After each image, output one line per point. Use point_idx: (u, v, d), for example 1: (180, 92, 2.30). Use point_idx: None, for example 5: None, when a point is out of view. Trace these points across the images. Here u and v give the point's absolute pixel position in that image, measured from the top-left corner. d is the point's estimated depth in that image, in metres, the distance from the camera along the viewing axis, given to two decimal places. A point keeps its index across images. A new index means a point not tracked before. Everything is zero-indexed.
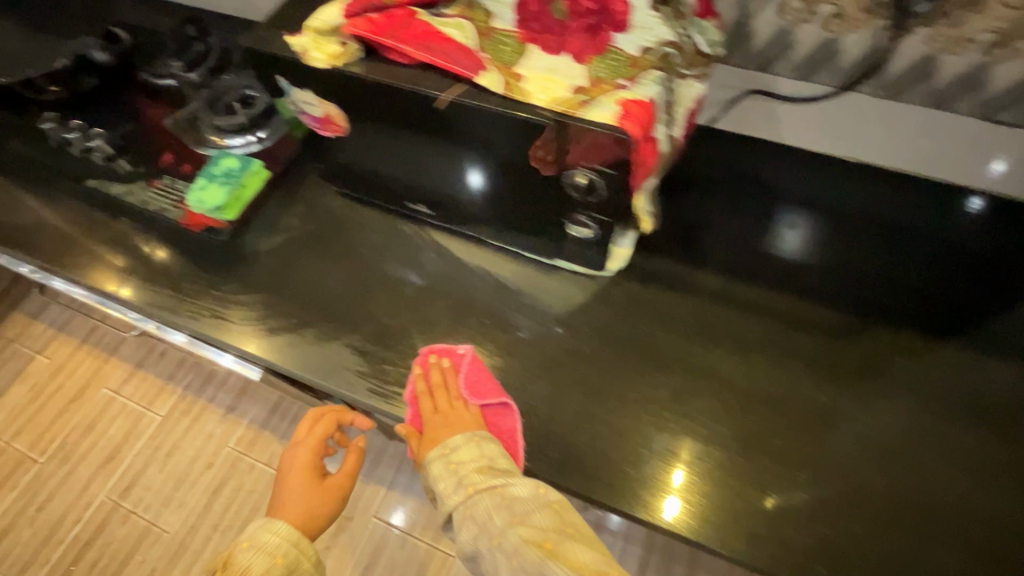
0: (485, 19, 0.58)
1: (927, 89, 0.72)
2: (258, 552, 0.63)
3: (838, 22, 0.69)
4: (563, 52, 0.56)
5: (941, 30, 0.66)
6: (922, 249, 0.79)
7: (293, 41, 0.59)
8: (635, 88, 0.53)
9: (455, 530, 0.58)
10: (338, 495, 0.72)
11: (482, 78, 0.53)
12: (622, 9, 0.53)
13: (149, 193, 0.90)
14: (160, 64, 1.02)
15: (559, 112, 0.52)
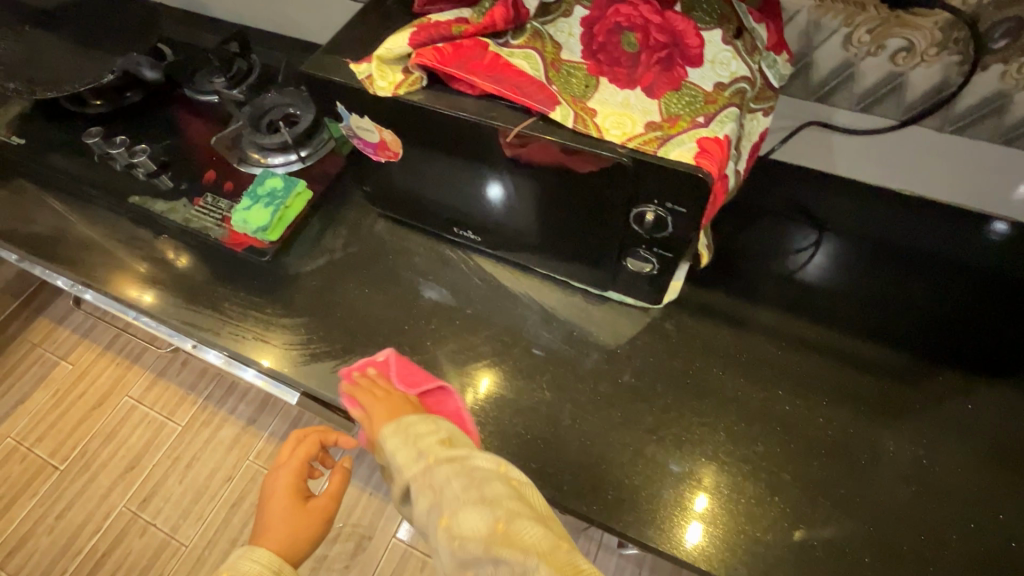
0: (555, 51, 0.56)
1: (995, 125, 0.69)
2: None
3: (905, 55, 0.67)
4: (635, 85, 0.54)
5: (1018, 67, 0.63)
6: (958, 280, 0.77)
7: (358, 70, 0.58)
8: (712, 127, 0.51)
9: (409, 500, 0.50)
10: (322, 518, 0.63)
11: (555, 111, 0.52)
12: (696, 43, 0.55)
13: (193, 211, 0.89)
14: (204, 81, 1.03)
15: (634, 150, 0.50)
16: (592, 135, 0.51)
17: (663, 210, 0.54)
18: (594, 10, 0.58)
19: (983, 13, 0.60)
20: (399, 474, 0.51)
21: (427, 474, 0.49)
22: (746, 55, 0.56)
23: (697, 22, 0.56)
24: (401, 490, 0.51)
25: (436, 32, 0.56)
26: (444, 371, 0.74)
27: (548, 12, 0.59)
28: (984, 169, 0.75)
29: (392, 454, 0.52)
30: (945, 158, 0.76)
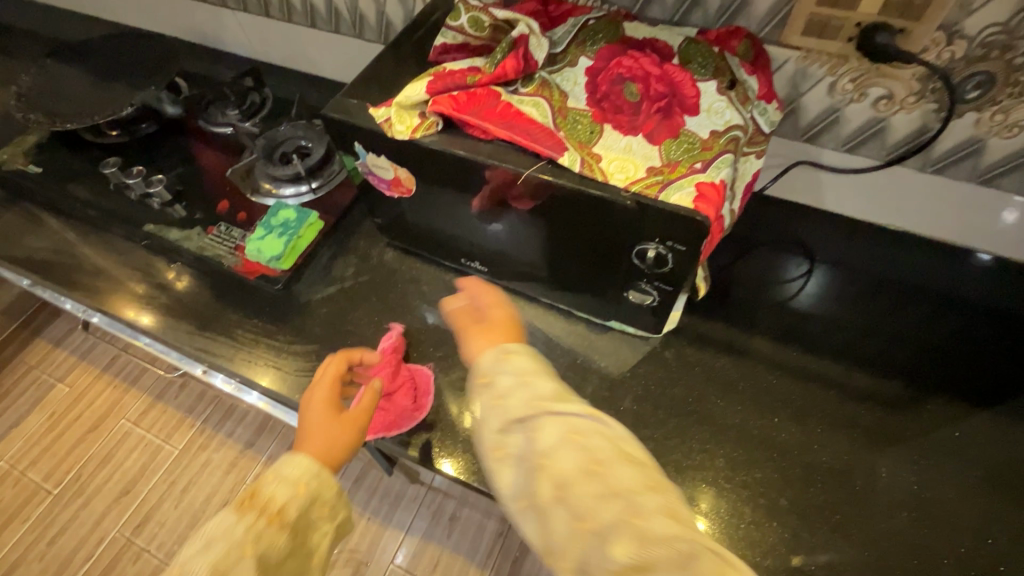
0: (562, 99, 0.60)
1: (972, 166, 0.74)
2: (282, 482, 0.57)
3: (886, 102, 0.72)
4: (637, 131, 0.58)
5: (990, 115, 0.68)
6: (942, 310, 0.81)
7: (376, 114, 0.62)
8: (709, 172, 0.55)
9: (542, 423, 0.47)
10: (356, 425, 0.64)
11: (563, 157, 0.56)
12: (692, 93, 0.59)
13: (206, 239, 0.92)
14: (218, 114, 1.07)
15: (636, 194, 0.54)
16: (598, 179, 0.55)
17: (663, 248, 0.58)
18: (598, 61, 0.62)
19: (955, 67, 0.65)
20: (544, 391, 0.49)
21: (599, 456, 0.44)
22: (739, 105, 0.60)
23: (693, 73, 0.60)
24: (542, 450, 0.46)
25: (452, 80, 0.60)
26: (452, 397, 0.76)
27: (556, 62, 0.63)
28: (964, 207, 0.79)
29: (547, 411, 0.47)
30: (926, 197, 0.80)
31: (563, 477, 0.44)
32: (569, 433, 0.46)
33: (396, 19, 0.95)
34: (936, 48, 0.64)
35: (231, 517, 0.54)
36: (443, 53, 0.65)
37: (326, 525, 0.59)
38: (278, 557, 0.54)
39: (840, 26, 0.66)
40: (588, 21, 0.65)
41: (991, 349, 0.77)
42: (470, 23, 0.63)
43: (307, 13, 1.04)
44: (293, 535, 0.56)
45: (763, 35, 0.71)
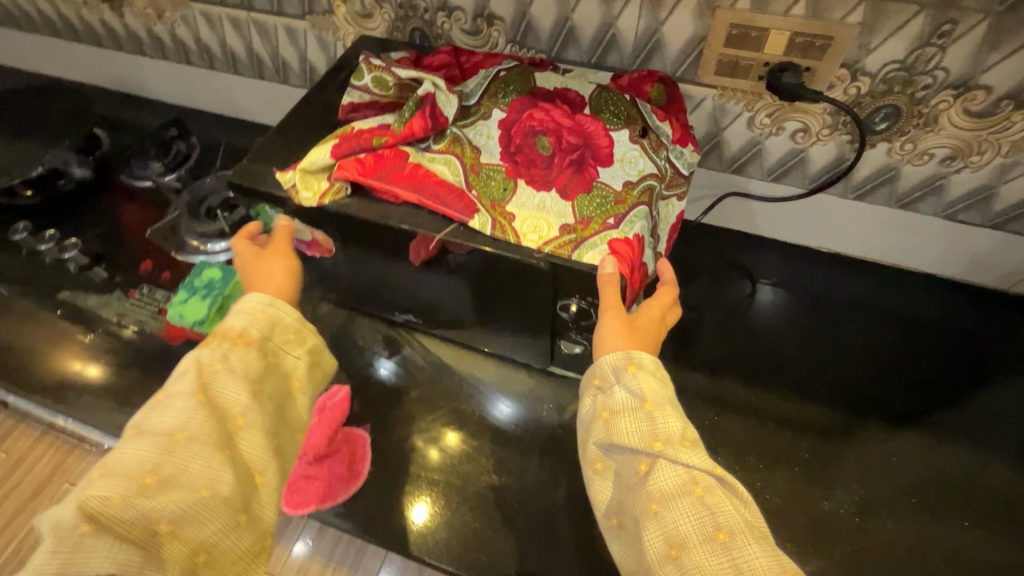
0: (474, 156, 0.59)
1: (890, 192, 0.75)
2: (239, 314, 0.55)
3: (803, 135, 0.73)
4: (551, 187, 0.57)
5: (900, 145, 0.69)
6: (890, 329, 0.82)
7: (281, 179, 0.59)
8: (622, 227, 0.55)
9: (658, 467, 0.46)
10: (284, 257, 0.60)
11: (472, 220, 0.55)
12: (605, 143, 0.59)
13: (127, 304, 0.88)
14: (139, 166, 1.02)
15: (549, 254, 0.54)
16: (509, 239, 0.55)
17: (585, 303, 0.58)
18: (509, 114, 0.61)
19: (862, 102, 0.66)
20: (667, 432, 0.48)
21: (723, 525, 0.43)
22: (653, 152, 0.60)
23: (605, 122, 0.60)
24: (655, 494, 0.45)
25: (358, 142, 0.58)
26: (391, 461, 0.73)
27: (468, 115, 0.62)
28: (889, 231, 0.81)
29: (667, 453, 0.47)
30: (852, 222, 0.82)
31: (678, 534, 0.43)
32: (688, 484, 0.45)
33: (318, 64, 0.93)
34: (842, 84, 0.65)
35: (197, 352, 0.53)
36: (353, 111, 0.64)
37: (297, 349, 0.57)
38: (256, 373, 0.53)
39: (749, 65, 0.66)
40: (499, 72, 0.64)
41: (930, 372, 0.78)
42: (375, 83, 0.62)
43: (228, 60, 1.01)
44: (265, 357, 0.54)
45: (678, 75, 0.71)
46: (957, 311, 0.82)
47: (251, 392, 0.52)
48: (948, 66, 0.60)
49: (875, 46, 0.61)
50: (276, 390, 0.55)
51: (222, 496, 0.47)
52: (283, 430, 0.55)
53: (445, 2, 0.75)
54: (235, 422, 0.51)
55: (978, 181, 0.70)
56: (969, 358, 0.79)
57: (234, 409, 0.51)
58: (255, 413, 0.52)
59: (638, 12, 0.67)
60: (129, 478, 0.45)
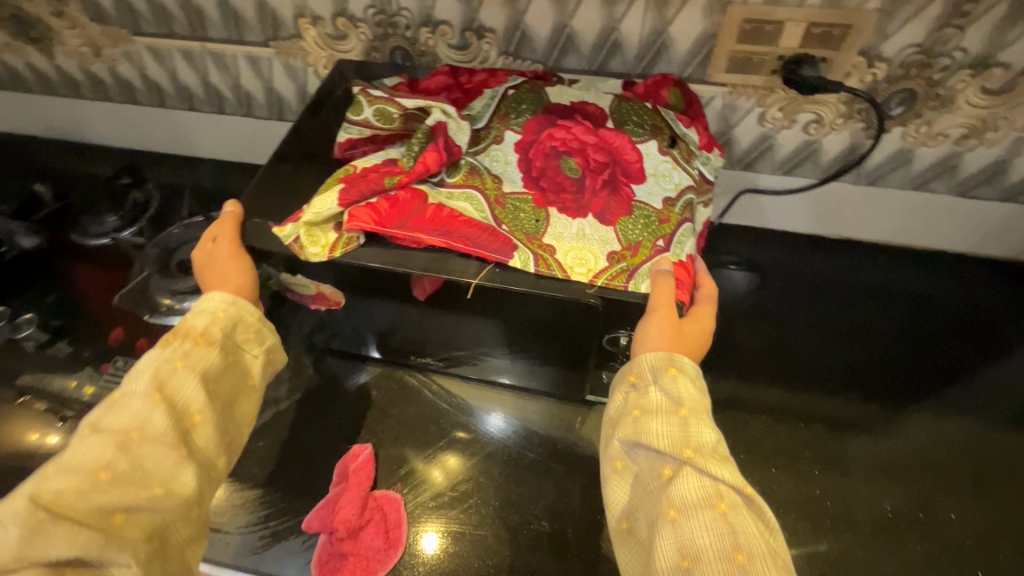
0: (496, 186, 0.55)
1: (903, 175, 0.74)
2: (200, 313, 0.51)
3: (816, 126, 0.70)
4: (587, 213, 0.54)
5: (915, 128, 0.68)
6: (912, 312, 0.81)
7: (281, 234, 0.52)
8: (672, 250, 0.53)
9: (677, 473, 0.43)
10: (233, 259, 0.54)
11: (513, 258, 0.51)
12: (634, 157, 0.56)
13: (100, 382, 0.78)
14: (93, 223, 0.91)
15: (603, 287, 0.51)
16: (557, 275, 0.51)
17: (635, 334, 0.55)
18: (526, 136, 0.57)
19: (878, 87, 0.64)
20: (694, 440, 0.45)
21: (744, 545, 0.39)
22: (684, 162, 0.58)
23: (631, 135, 0.57)
24: (675, 498, 0.42)
25: (369, 186, 0.53)
26: (428, 523, 0.65)
27: (480, 140, 0.58)
28: (900, 213, 0.80)
29: (695, 462, 0.43)
30: (865, 208, 0.80)
31: (694, 546, 0.39)
32: (711, 497, 0.42)
33: (287, 93, 0.85)
34: (858, 72, 0.62)
35: (155, 350, 0.49)
36: (351, 148, 0.59)
37: (256, 347, 0.53)
38: (215, 372, 0.49)
39: (762, 60, 0.63)
40: (506, 91, 0.60)
41: (954, 351, 0.77)
42: (377, 116, 0.57)
43: (183, 97, 0.91)
44: (225, 355, 0.50)
45: (686, 75, 0.67)
46: (975, 287, 0.82)
47: (208, 389, 0.48)
48: (967, 45, 0.59)
49: (893, 31, 0.59)
50: (232, 387, 0.51)
51: (178, 494, 0.45)
52: (235, 429, 0.51)
53: (428, 17, 0.69)
54: (193, 419, 0.47)
55: (992, 157, 0.69)
56: (986, 332, 0.79)
57: (192, 406, 0.47)
58: (213, 412, 0.48)
59: (643, 13, 0.63)
60: (82, 472, 0.42)
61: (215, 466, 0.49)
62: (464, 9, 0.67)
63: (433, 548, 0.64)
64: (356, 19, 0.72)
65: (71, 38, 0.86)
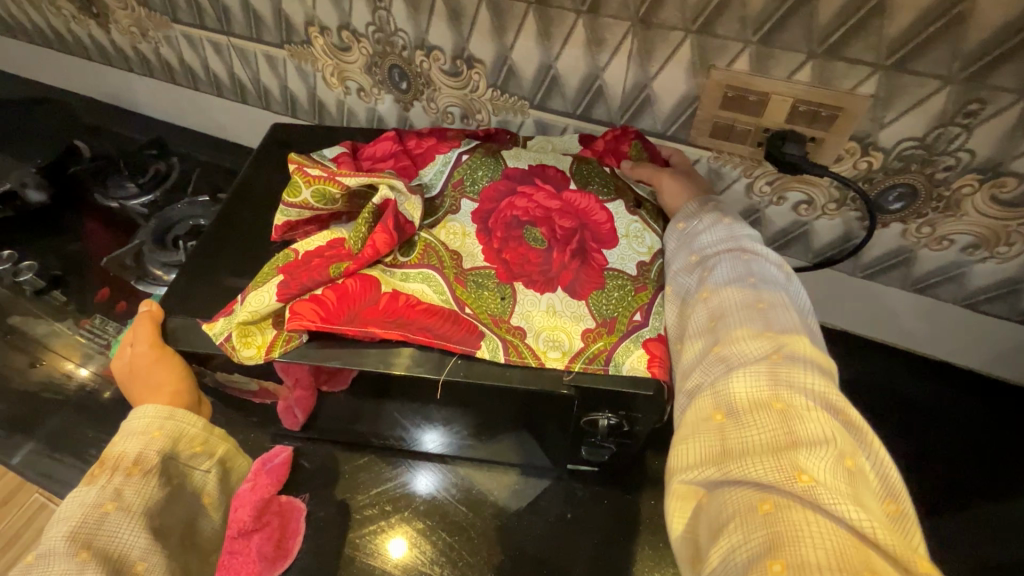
0: (455, 264, 0.54)
1: (903, 275, 0.67)
2: (132, 435, 0.48)
3: (807, 207, 0.65)
4: (557, 286, 0.52)
5: (916, 228, 0.61)
6: (915, 421, 0.71)
7: (214, 333, 0.52)
8: (652, 322, 0.51)
9: (713, 258, 0.48)
10: (156, 361, 0.53)
11: (480, 348, 0.50)
12: (602, 218, 0.56)
13: (78, 334, 0.84)
14: (114, 186, 0.98)
15: (579, 373, 0.49)
16: (531, 363, 0.49)
17: (616, 416, 0.52)
18: (484, 204, 0.57)
19: (874, 178, 0.58)
20: (735, 239, 0.49)
21: (765, 297, 0.43)
22: (654, 222, 0.58)
23: (597, 195, 0.57)
24: (706, 282, 0.47)
25: (312, 276, 0.52)
26: (324, 540, 0.65)
27: (435, 210, 0.58)
28: (905, 315, 0.71)
29: (732, 253, 0.48)
30: (866, 305, 0.73)
31: (719, 307, 0.44)
32: (743, 273, 0.46)
33: (299, 93, 0.88)
34: (851, 158, 0.57)
35: (80, 490, 0.45)
36: (289, 229, 0.59)
37: (206, 462, 0.51)
38: (159, 503, 0.46)
39: (747, 130, 0.59)
40: (460, 156, 0.61)
41: (947, 477, 0.67)
42: (317, 196, 0.55)
43: (211, 84, 0.97)
44: (168, 480, 0.47)
45: (668, 134, 0.64)
46: (986, 406, 0.72)
47: (152, 527, 0.45)
48: (974, 148, 0.53)
49: (889, 120, 0.53)
50: (181, 515, 0.48)
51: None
52: (191, 557, 0.48)
53: (423, 41, 0.70)
54: (133, 568, 0.42)
55: (1006, 272, 0.61)
56: (995, 469, 0.67)
57: (133, 551, 0.43)
58: (157, 554, 0.44)
59: (625, 66, 0.60)
60: None
61: None
62: (455, 38, 0.67)
63: (401, 554, 0.64)
64: (358, 35, 0.74)
65: (124, 18, 0.94)
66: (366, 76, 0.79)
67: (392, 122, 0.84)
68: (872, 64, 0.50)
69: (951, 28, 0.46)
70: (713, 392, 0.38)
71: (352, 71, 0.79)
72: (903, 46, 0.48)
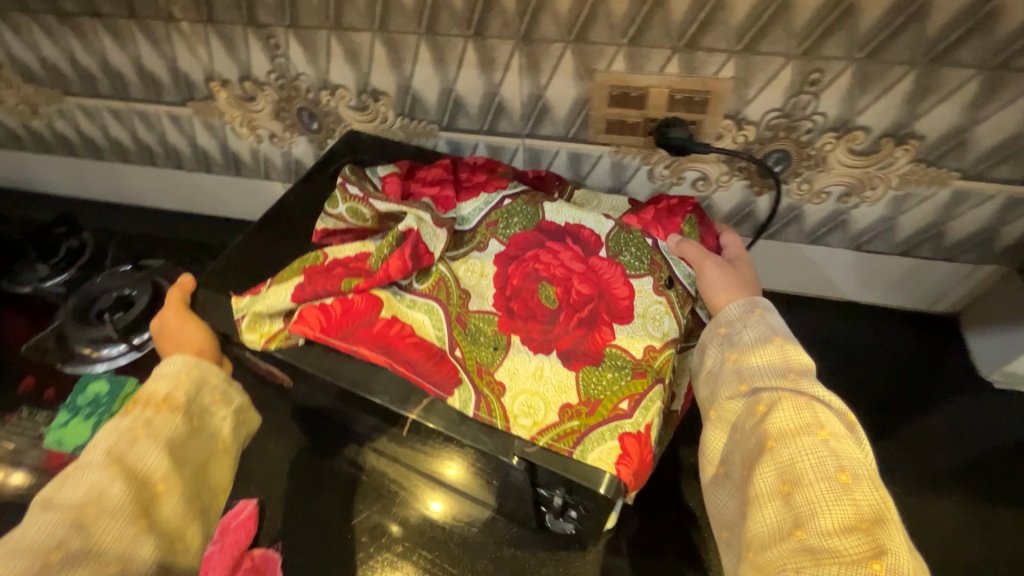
0: (461, 303, 0.57)
1: (798, 229, 0.75)
2: (162, 376, 0.49)
3: (703, 182, 0.71)
4: (551, 350, 0.53)
5: (797, 186, 0.69)
6: (861, 355, 0.79)
7: (238, 305, 0.57)
8: (635, 416, 0.50)
9: (769, 396, 0.45)
10: (185, 324, 0.57)
11: (452, 395, 0.51)
12: (624, 293, 0.56)
13: (3, 431, 0.78)
14: (24, 270, 0.93)
15: (543, 448, 0.49)
16: (498, 425, 0.50)
17: (570, 497, 0.52)
18: (511, 248, 0.59)
19: (752, 148, 0.65)
20: (792, 374, 0.46)
21: (847, 467, 0.40)
22: (679, 307, 0.57)
23: (626, 267, 0.57)
24: (772, 430, 0.43)
25: (323, 287, 0.55)
26: None
27: (462, 243, 0.61)
28: (815, 267, 0.79)
29: (796, 393, 0.45)
30: (777, 262, 0.80)
31: (794, 471, 0.41)
32: (812, 425, 0.43)
33: (210, 148, 0.88)
34: (729, 134, 0.64)
35: (115, 417, 0.47)
36: (328, 236, 0.63)
37: (223, 410, 0.51)
38: (181, 439, 0.47)
39: (637, 122, 0.65)
40: (503, 200, 0.62)
41: (881, 400, 0.75)
42: (351, 213, 0.60)
43: (117, 152, 0.95)
44: (191, 419, 0.48)
45: (571, 135, 0.69)
46: (913, 330, 0.81)
47: (175, 453, 0.46)
48: (825, 110, 0.60)
49: (752, 97, 0.60)
50: (201, 453, 0.49)
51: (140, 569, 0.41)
52: (205, 496, 0.48)
53: (326, 81, 0.72)
54: (155, 488, 0.44)
55: (878, 214, 0.70)
56: (921, 385, 0.76)
57: (155, 473, 0.44)
58: (178, 478, 0.46)
59: (519, 80, 0.65)
60: (31, 555, 0.38)
61: (182, 536, 0.45)
62: (357, 74, 0.70)
63: None
64: (261, 84, 0.75)
65: (10, 97, 0.91)
66: (276, 121, 0.81)
67: (310, 163, 0.85)
68: (726, 50, 0.57)
69: (780, 12, 0.53)
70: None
71: (261, 119, 0.81)
72: (747, 32, 0.55)
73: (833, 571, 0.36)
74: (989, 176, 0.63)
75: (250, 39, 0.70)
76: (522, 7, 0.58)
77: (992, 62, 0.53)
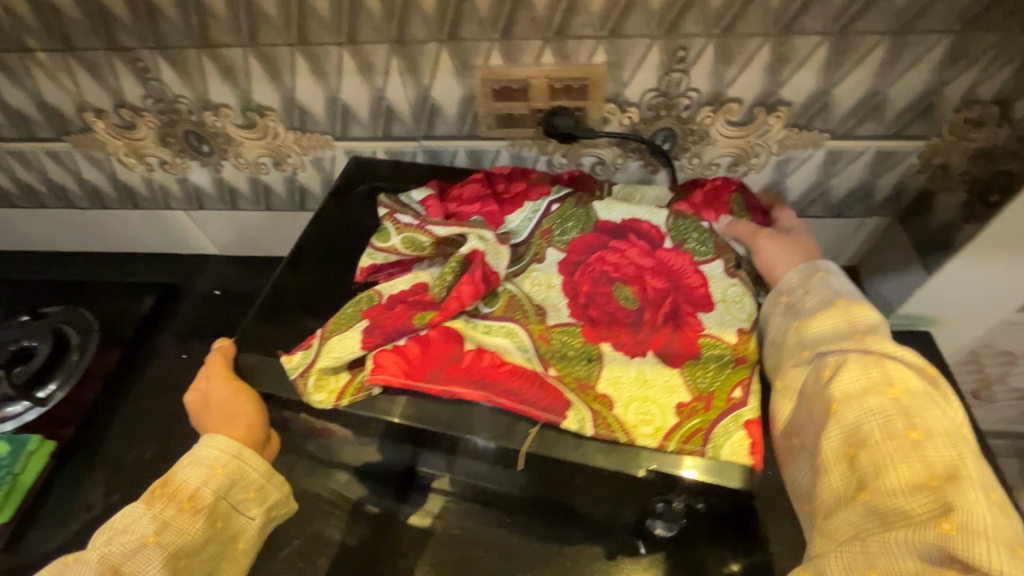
0: (539, 322, 0.55)
1: None
2: (196, 465, 0.49)
3: (601, 166, 0.73)
4: (647, 351, 0.53)
5: (689, 162, 0.71)
6: None
7: (292, 366, 0.53)
8: (751, 402, 0.51)
9: (834, 359, 0.47)
10: (231, 397, 0.54)
11: (566, 418, 0.49)
12: (698, 283, 0.56)
13: None
14: None
15: (675, 453, 0.48)
16: (621, 439, 0.49)
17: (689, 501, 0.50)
18: (572, 253, 0.58)
19: (639, 128, 0.67)
20: (854, 335, 0.48)
21: (918, 425, 0.42)
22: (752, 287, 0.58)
23: (694, 254, 0.58)
24: (836, 393, 0.46)
25: (397, 327, 0.53)
26: None
27: (521, 257, 0.59)
28: None
29: (860, 354, 0.46)
30: None
31: (860, 433, 0.43)
32: (880, 384, 0.44)
33: (99, 182, 0.84)
34: (615, 117, 0.66)
35: (141, 506, 0.47)
36: (373, 271, 0.60)
37: (253, 508, 0.50)
38: (192, 549, 0.46)
39: (524, 114, 0.66)
40: (549, 205, 0.61)
41: None
42: (405, 243, 0.58)
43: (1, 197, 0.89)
44: (213, 522, 0.48)
45: (464, 133, 0.69)
46: None
47: (176, 566, 0.45)
48: (698, 85, 0.62)
49: (628, 79, 0.62)
50: (212, 556, 0.48)
51: None
52: None
53: (206, 101, 0.70)
54: None
55: (767, 180, 0.73)
56: None
57: None
58: None
59: (402, 83, 0.65)
60: None
61: None
62: (237, 92, 0.68)
63: None
64: (138, 110, 0.72)
65: None
66: (163, 148, 0.77)
67: (208, 187, 0.82)
68: (593, 36, 0.59)
69: None
70: (865, 546, 0.39)
71: (147, 147, 0.77)
72: (608, 17, 0.57)
73: (904, 531, 0.39)
74: (856, 134, 0.66)
75: (117, 64, 0.67)
76: (388, 9, 0.58)
77: (836, 26, 0.57)
